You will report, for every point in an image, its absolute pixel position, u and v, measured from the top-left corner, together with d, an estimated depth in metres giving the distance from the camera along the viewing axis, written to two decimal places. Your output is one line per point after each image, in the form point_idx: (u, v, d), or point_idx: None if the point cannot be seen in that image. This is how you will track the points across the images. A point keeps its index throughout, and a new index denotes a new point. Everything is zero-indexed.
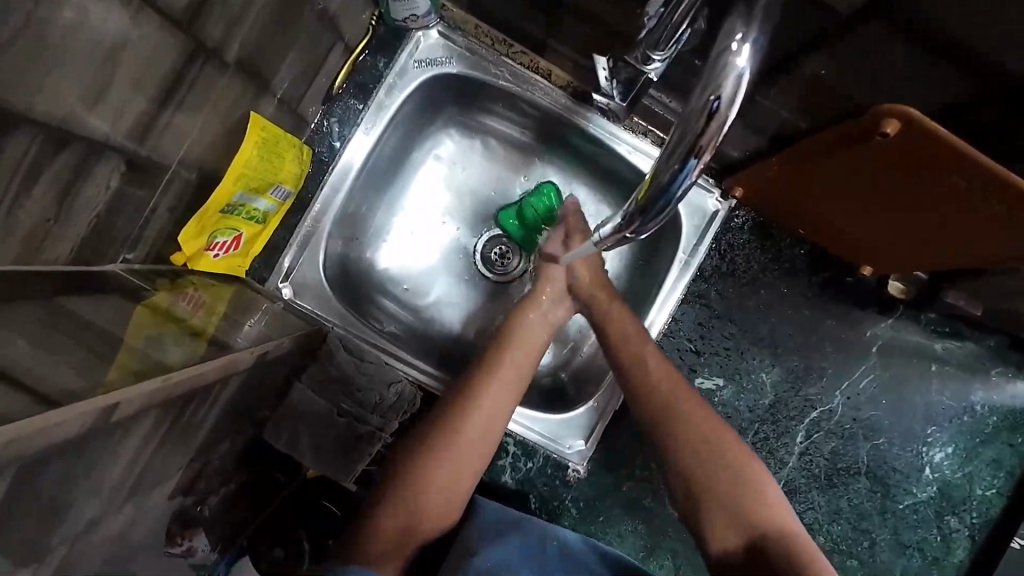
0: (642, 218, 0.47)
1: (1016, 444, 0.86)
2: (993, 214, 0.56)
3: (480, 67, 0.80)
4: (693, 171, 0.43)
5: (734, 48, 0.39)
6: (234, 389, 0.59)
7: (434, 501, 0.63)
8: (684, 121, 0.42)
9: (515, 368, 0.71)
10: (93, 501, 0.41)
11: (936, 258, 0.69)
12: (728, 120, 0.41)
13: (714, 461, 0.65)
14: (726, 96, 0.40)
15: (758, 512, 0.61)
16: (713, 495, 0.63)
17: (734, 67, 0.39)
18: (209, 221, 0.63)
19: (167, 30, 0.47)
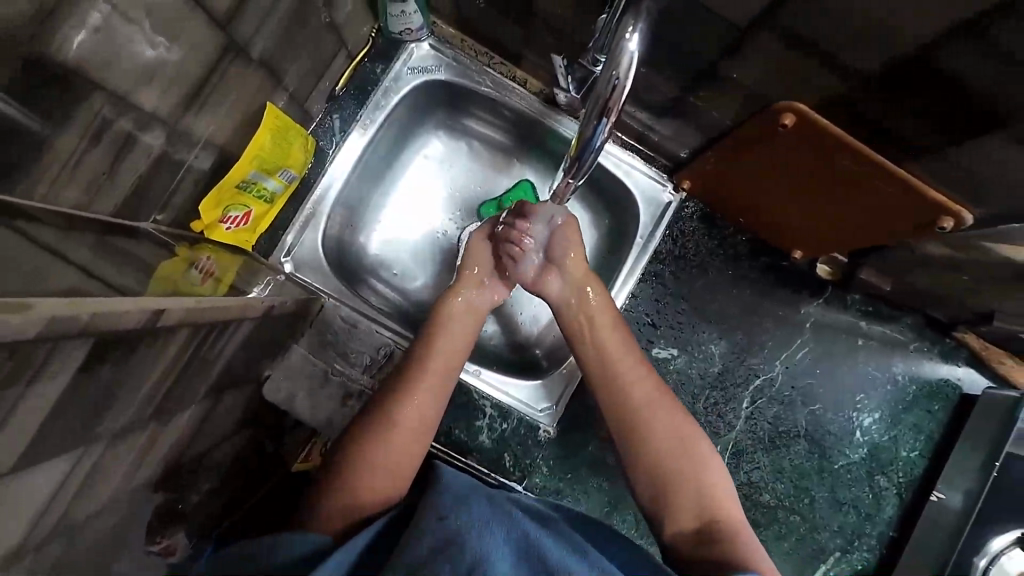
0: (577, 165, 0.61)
1: (934, 411, 0.97)
2: (890, 206, 0.67)
3: (464, 75, 0.93)
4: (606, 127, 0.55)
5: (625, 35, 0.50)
6: (244, 336, 0.67)
7: (379, 464, 0.64)
8: (597, 93, 0.53)
9: (450, 360, 0.76)
10: (126, 412, 0.49)
11: (855, 240, 0.79)
12: (625, 90, 0.52)
13: (672, 448, 0.70)
14: (622, 71, 0.51)
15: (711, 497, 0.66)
16: (672, 480, 0.68)
17: (626, 49, 0.50)
18: (224, 197, 0.74)
19: (211, 30, 0.56)
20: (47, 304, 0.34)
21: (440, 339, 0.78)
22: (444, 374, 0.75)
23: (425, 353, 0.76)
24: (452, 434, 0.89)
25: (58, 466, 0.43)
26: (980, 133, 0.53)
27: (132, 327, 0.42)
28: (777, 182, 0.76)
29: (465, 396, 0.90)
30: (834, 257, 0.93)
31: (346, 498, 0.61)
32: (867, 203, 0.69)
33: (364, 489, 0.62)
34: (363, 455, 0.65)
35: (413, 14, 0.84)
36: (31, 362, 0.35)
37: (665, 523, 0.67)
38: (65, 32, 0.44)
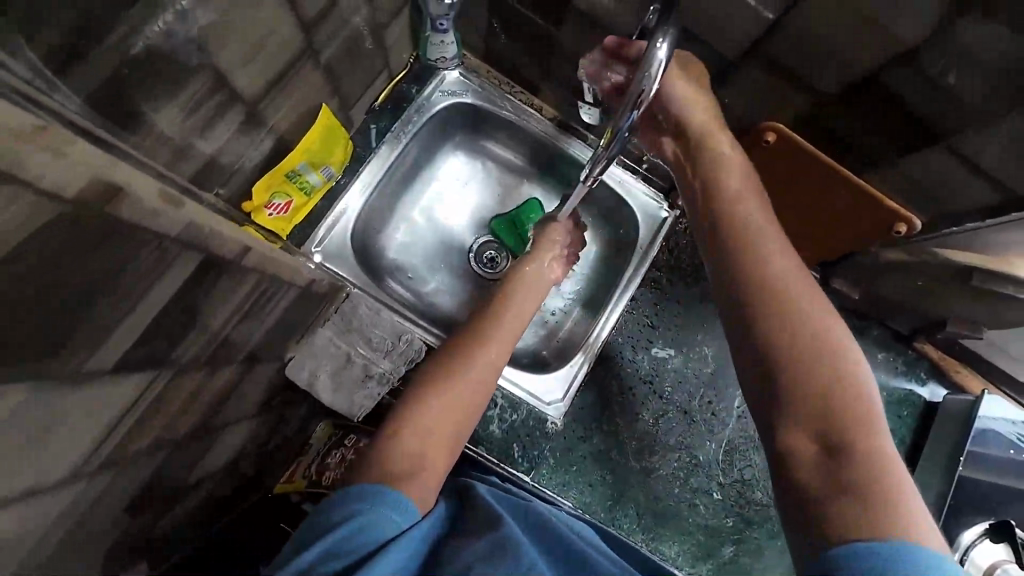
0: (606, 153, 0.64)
1: (903, 416, 1.07)
2: (856, 216, 0.79)
3: (488, 100, 1.05)
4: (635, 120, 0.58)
5: (657, 45, 0.53)
6: (286, 304, 0.72)
7: (439, 437, 0.70)
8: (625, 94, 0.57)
9: (500, 350, 0.81)
10: (194, 345, 0.53)
11: (829, 251, 0.90)
12: (650, 93, 0.55)
13: (804, 353, 0.54)
14: (648, 77, 0.54)
15: (845, 402, 0.52)
16: (793, 375, 0.54)
17: (655, 57, 0.53)
18: (273, 181, 0.81)
19: (296, 32, 0.66)
20: (190, 209, 0.44)
21: (490, 331, 0.83)
22: (495, 363, 0.79)
23: (479, 343, 0.80)
24: None
25: (138, 381, 0.47)
26: (921, 146, 0.66)
27: (230, 253, 0.50)
28: None
29: None
30: (809, 271, 1.04)
31: (412, 468, 0.65)
32: (836, 213, 0.81)
33: (428, 465, 0.67)
34: (422, 427, 0.70)
35: (449, 45, 0.96)
36: (156, 263, 0.40)
37: (777, 435, 0.54)
38: (194, 17, 0.53)
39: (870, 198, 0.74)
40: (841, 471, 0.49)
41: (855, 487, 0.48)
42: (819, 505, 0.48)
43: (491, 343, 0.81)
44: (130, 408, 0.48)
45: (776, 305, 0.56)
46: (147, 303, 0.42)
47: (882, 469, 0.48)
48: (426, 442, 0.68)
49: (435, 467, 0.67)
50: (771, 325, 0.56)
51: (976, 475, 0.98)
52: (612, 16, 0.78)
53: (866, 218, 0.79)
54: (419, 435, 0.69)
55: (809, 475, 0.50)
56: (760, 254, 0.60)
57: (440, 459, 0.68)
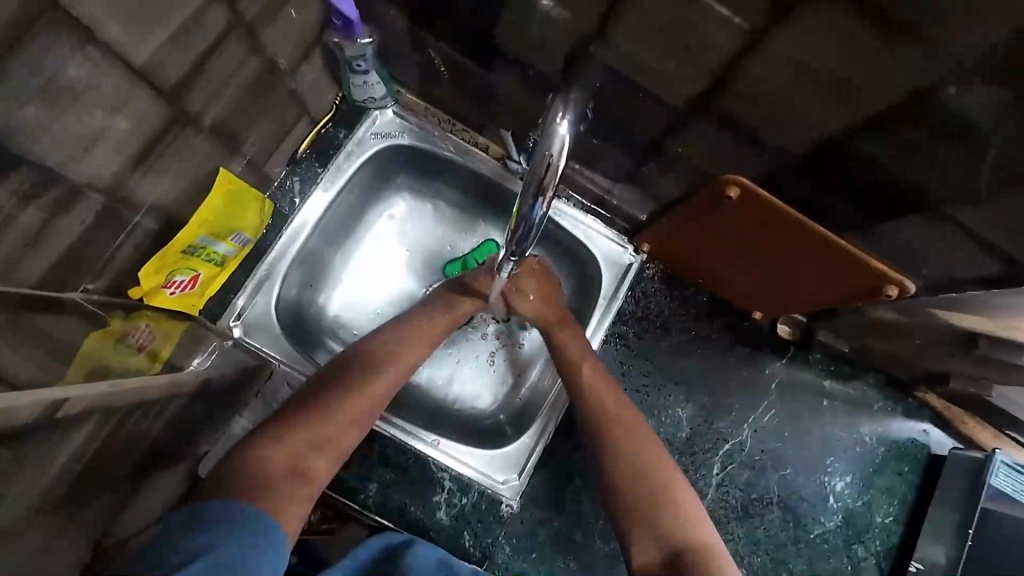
0: (517, 240, 0.61)
1: (905, 473, 0.96)
2: (838, 274, 0.68)
3: (428, 140, 0.94)
4: (542, 207, 0.56)
5: (557, 121, 0.52)
6: (173, 413, 0.63)
7: (327, 445, 0.64)
8: (528, 174, 0.54)
9: (407, 360, 0.74)
10: (19, 511, 0.44)
11: (810, 305, 0.80)
12: (557, 172, 0.53)
13: (640, 496, 0.70)
14: (553, 154, 0.52)
15: (673, 523, 0.68)
16: (641, 518, 0.69)
17: (557, 133, 0.52)
18: (168, 260, 0.71)
19: (155, 103, 0.57)
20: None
21: (399, 341, 0.76)
22: (397, 377, 0.72)
23: (385, 353, 0.73)
24: (408, 510, 0.83)
25: None
26: (906, 212, 0.57)
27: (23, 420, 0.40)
28: (731, 249, 0.77)
29: (422, 469, 0.85)
30: (792, 317, 0.94)
31: (286, 483, 0.59)
32: (830, 268, 0.68)
33: (308, 475, 0.62)
34: (313, 437, 0.64)
35: (375, 85, 0.86)
36: None
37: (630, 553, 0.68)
38: None
39: (863, 262, 0.63)
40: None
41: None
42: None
43: (398, 353, 0.74)
44: None
45: (628, 462, 0.73)
46: None
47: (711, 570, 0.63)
48: (309, 453, 0.63)
49: (317, 480, 0.62)
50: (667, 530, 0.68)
51: (994, 507, 0.86)
52: (542, 58, 0.67)
53: (854, 280, 0.67)
54: (302, 444, 0.63)
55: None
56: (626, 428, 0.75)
57: (322, 468, 0.63)
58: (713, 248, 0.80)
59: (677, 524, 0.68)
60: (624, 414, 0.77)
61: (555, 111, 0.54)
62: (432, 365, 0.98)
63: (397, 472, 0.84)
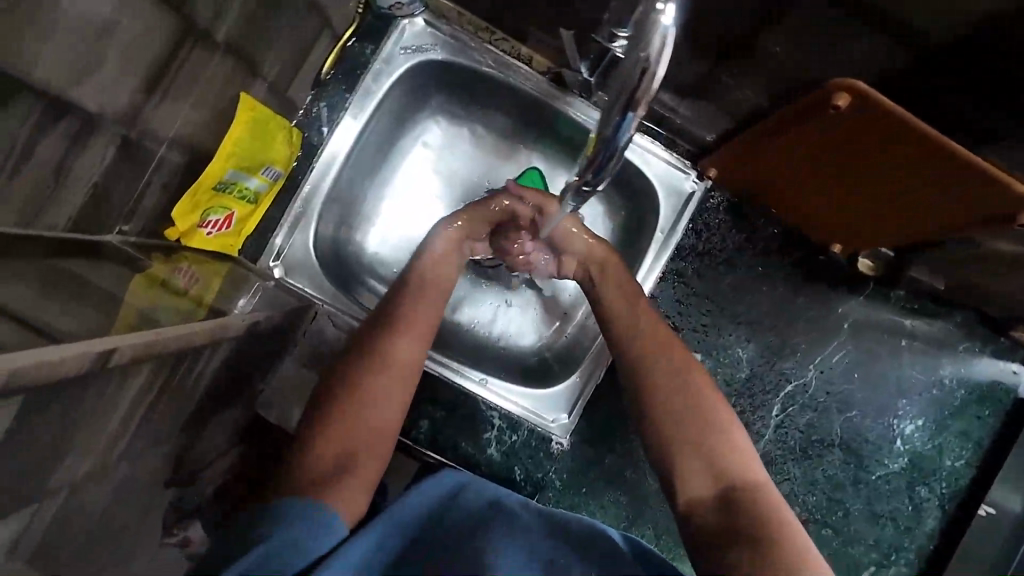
0: (593, 171, 0.53)
1: (985, 417, 0.89)
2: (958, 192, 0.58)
3: (463, 53, 0.83)
4: (631, 124, 0.47)
5: (659, 7, 0.42)
6: (224, 355, 0.62)
7: (365, 417, 0.61)
8: (617, 87, 0.46)
9: (423, 329, 0.68)
10: (87, 461, 0.44)
11: (911, 230, 0.70)
12: (657, 79, 0.44)
13: (684, 427, 0.63)
14: (652, 55, 0.43)
15: (724, 453, 0.60)
16: (680, 437, 0.63)
17: (660, 26, 0.42)
18: (201, 199, 0.67)
19: (157, 12, 0.50)
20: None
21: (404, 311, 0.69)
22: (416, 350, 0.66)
23: (394, 327, 0.67)
24: (459, 446, 0.84)
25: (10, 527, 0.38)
26: None
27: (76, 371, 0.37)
28: (820, 173, 0.67)
29: (472, 407, 0.84)
30: (876, 250, 0.85)
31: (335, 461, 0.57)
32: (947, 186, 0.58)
33: (357, 453, 0.59)
34: (349, 403, 0.61)
35: None
36: None
37: (678, 486, 0.60)
38: None
39: (981, 199, 0.57)
40: (734, 514, 0.55)
41: (751, 525, 0.53)
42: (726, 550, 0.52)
43: (407, 329, 0.67)
44: None
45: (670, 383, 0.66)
46: None
47: (776, 511, 0.55)
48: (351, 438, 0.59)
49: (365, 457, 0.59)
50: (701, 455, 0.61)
51: None
52: None
53: (951, 212, 0.63)
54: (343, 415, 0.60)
55: (701, 513, 0.57)
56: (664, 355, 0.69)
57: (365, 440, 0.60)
58: (798, 172, 0.70)
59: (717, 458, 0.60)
60: (659, 351, 0.69)
61: None
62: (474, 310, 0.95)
63: (447, 410, 0.84)
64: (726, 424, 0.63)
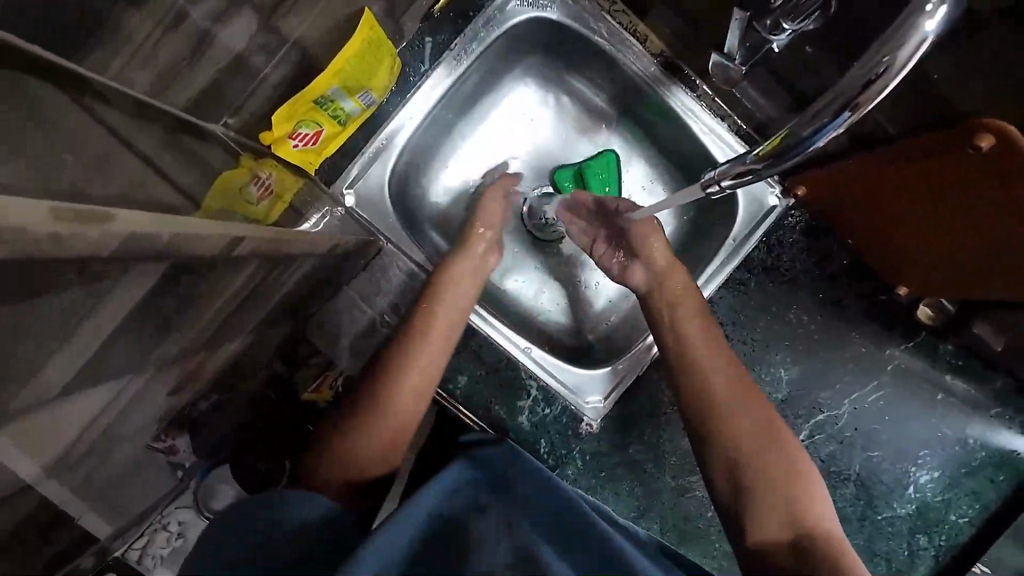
0: (771, 163, 0.52)
1: (998, 481, 0.89)
2: None
3: (578, 18, 0.81)
4: (842, 124, 0.46)
5: (928, 9, 0.40)
6: (303, 269, 0.62)
7: (385, 411, 0.64)
8: (840, 85, 0.45)
9: (435, 354, 0.69)
10: (179, 341, 0.44)
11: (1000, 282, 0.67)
12: (890, 85, 0.43)
13: (764, 458, 0.62)
14: (900, 57, 0.41)
15: (802, 508, 0.59)
16: (754, 466, 0.62)
17: (921, 29, 0.40)
18: (300, 109, 0.65)
19: None
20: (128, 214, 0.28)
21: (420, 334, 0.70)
22: (429, 372, 0.68)
23: (409, 347, 0.69)
24: (492, 409, 0.84)
25: (109, 388, 0.39)
26: None
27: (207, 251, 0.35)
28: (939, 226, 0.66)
29: (512, 373, 0.84)
30: (938, 300, 0.85)
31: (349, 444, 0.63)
32: None
33: (362, 444, 0.62)
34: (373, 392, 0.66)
35: None
36: (104, 272, 0.30)
37: (750, 527, 0.59)
38: None
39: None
40: (813, 564, 0.53)
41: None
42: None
43: (420, 347, 0.69)
44: (105, 413, 0.41)
45: (748, 429, 0.64)
46: (95, 318, 0.32)
47: (850, 570, 0.52)
48: (369, 450, 0.62)
49: (374, 450, 0.63)
50: (774, 490, 0.60)
51: None
52: None
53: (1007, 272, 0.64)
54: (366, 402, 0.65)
55: (773, 559, 0.56)
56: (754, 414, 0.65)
57: (372, 434, 0.63)
58: (902, 214, 0.69)
59: (789, 492, 0.60)
60: (739, 388, 0.68)
61: None
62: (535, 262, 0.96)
63: (487, 370, 0.84)
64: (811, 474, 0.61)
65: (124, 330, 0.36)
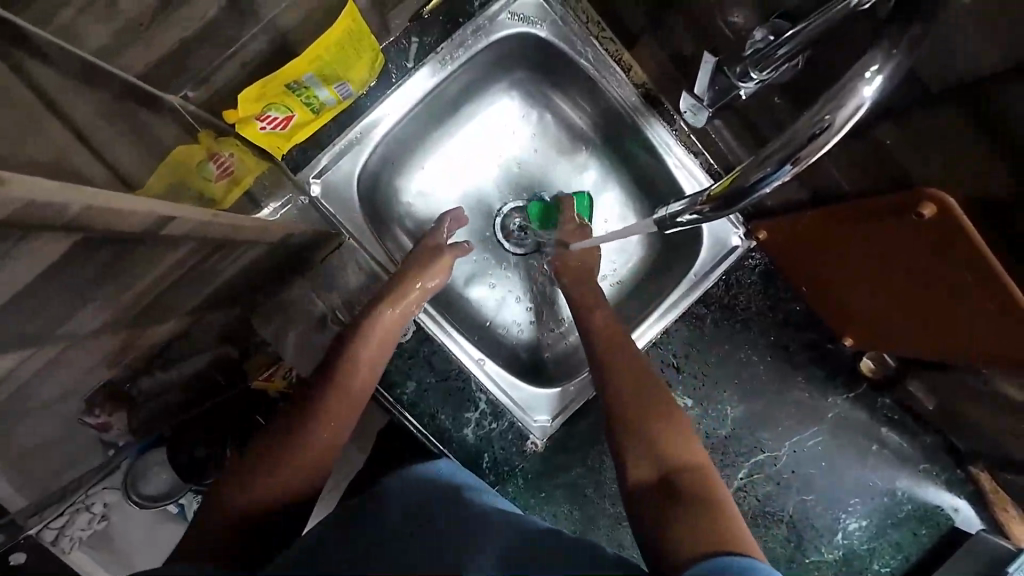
0: (714, 207, 0.55)
1: (920, 535, 0.92)
2: (992, 332, 0.60)
3: (567, 39, 0.82)
4: (783, 176, 0.49)
5: (867, 75, 0.44)
6: (250, 254, 0.60)
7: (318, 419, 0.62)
8: (789, 135, 0.47)
9: (373, 370, 0.68)
10: (97, 312, 0.42)
11: (915, 347, 0.72)
12: (828, 143, 0.46)
13: (642, 398, 0.66)
14: (840, 117, 0.45)
15: (669, 444, 0.61)
16: (631, 408, 0.65)
17: (860, 93, 0.44)
18: (269, 90, 0.64)
19: None
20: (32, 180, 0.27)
21: (357, 357, 0.68)
22: (358, 399, 0.65)
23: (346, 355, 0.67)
24: (438, 418, 0.82)
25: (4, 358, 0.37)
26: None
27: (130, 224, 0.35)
28: (880, 287, 0.70)
29: (462, 383, 0.83)
30: (881, 354, 0.89)
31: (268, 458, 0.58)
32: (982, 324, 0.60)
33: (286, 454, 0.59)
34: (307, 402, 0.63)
35: None
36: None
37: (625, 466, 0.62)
38: None
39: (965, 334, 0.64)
40: (674, 496, 0.56)
41: (684, 504, 0.54)
42: (667, 526, 0.53)
43: (358, 359, 0.67)
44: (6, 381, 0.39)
45: (632, 377, 0.69)
46: None
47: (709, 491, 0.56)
48: (293, 478, 0.58)
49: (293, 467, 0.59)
50: (636, 430, 0.63)
51: None
52: None
53: (928, 335, 0.69)
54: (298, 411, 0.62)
55: (645, 491, 0.58)
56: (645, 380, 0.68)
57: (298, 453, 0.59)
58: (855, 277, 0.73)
59: (655, 424, 0.63)
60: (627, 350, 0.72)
61: (868, 59, 0.45)
62: (504, 277, 0.95)
63: (437, 377, 0.82)
64: (679, 417, 0.65)
65: (19, 301, 0.34)
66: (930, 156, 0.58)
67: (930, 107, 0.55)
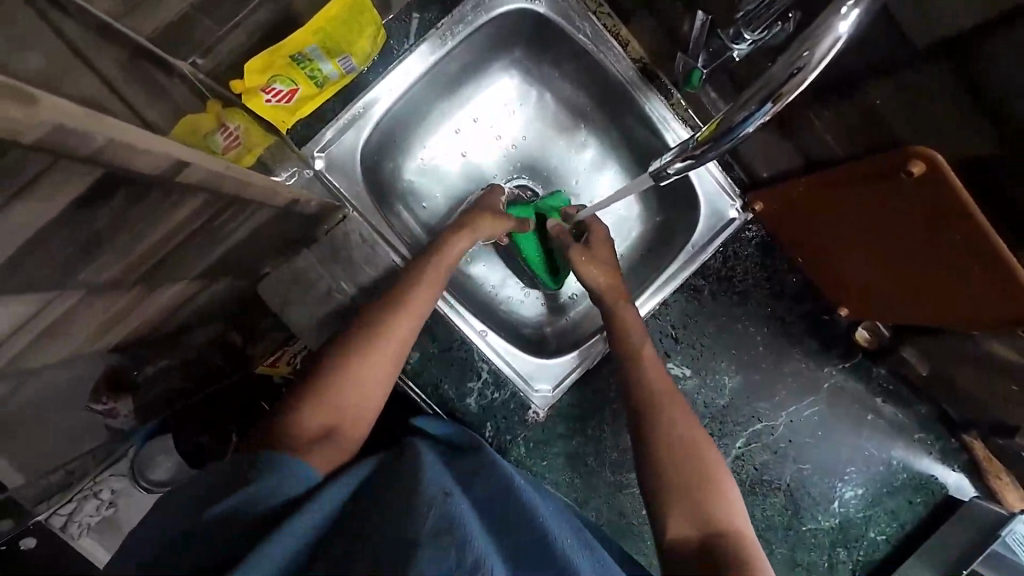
0: (701, 151, 0.57)
1: (915, 503, 0.93)
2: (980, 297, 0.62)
3: (565, 15, 0.84)
4: (765, 114, 0.50)
5: (843, 10, 0.45)
6: (259, 219, 0.62)
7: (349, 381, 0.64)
8: (768, 76, 0.49)
9: (401, 337, 0.69)
10: (115, 263, 0.43)
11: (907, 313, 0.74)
12: (807, 80, 0.48)
13: (676, 438, 0.66)
14: (818, 53, 0.46)
15: (711, 504, 0.62)
16: (667, 452, 0.66)
17: (837, 28, 0.46)
18: (274, 62, 0.67)
19: None
20: (58, 105, 0.29)
21: (389, 323, 0.68)
22: (386, 360, 0.67)
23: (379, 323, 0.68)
24: (441, 388, 0.84)
25: (26, 301, 0.38)
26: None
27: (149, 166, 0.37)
28: (871, 254, 0.71)
29: (464, 353, 0.85)
30: (875, 324, 0.90)
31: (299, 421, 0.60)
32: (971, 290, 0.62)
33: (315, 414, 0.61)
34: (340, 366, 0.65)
35: None
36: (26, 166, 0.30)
37: (663, 522, 0.62)
38: None
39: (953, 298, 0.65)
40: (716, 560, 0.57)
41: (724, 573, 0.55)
42: None
43: (390, 328, 0.68)
44: (28, 327, 0.40)
45: (668, 425, 0.68)
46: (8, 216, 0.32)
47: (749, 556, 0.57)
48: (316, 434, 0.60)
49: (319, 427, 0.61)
50: (668, 477, 0.64)
51: None
52: None
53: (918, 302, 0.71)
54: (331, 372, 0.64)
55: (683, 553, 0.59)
56: (658, 404, 0.69)
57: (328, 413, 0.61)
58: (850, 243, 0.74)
59: (694, 479, 0.64)
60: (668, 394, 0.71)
61: None
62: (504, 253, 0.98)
63: (440, 349, 0.84)
64: (718, 468, 0.65)
65: (43, 240, 0.35)
66: (921, 117, 0.59)
67: (919, 67, 0.56)
